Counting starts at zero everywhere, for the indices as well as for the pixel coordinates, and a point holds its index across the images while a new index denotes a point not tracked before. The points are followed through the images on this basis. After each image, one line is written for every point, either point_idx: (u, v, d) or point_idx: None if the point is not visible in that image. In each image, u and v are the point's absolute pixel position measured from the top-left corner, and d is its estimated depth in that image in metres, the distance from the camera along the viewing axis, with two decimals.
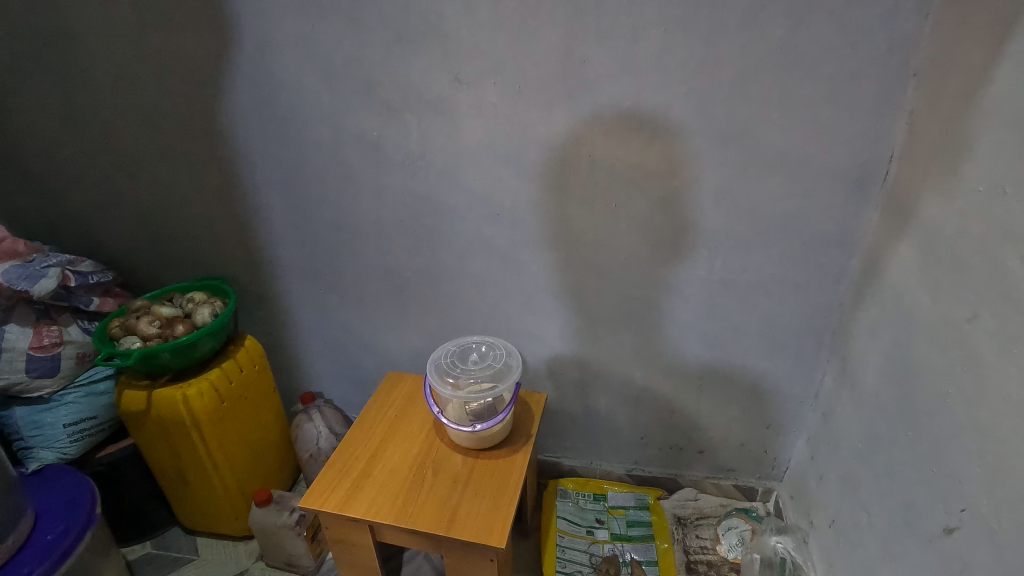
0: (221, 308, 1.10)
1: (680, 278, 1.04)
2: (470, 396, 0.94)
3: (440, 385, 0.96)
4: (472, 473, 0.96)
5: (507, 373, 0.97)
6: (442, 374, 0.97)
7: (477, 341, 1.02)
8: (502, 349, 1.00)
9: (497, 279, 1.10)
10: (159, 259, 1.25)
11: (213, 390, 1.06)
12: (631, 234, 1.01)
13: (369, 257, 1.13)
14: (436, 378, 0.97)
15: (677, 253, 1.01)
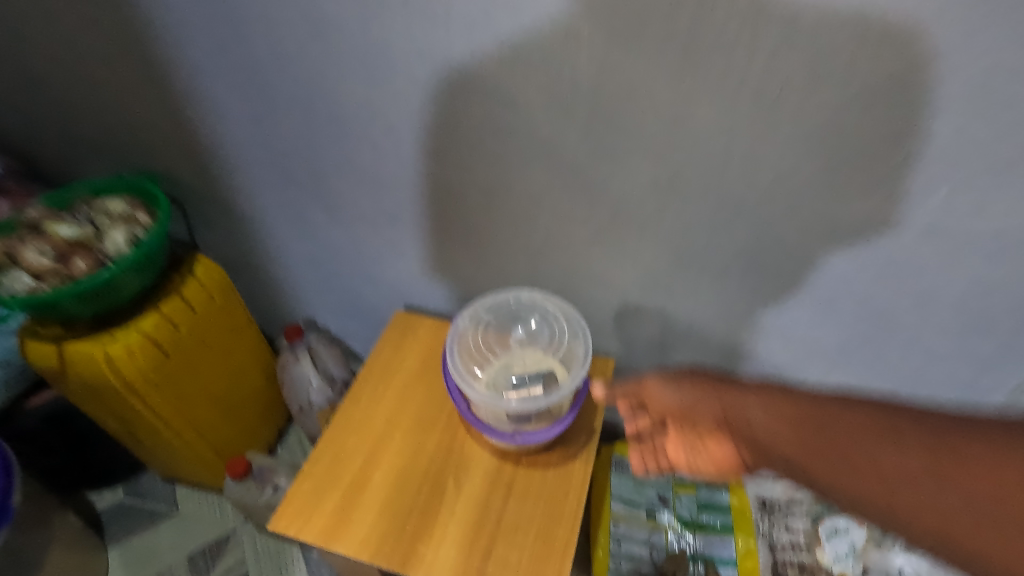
0: (147, 228, 0.75)
1: (856, 223, 0.61)
2: (517, 400, 0.61)
3: (468, 378, 0.63)
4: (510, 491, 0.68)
5: (572, 364, 0.64)
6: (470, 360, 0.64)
7: (521, 309, 0.69)
8: (562, 322, 0.67)
9: (554, 201, 0.72)
10: (72, 139, 0.88)
11: (149, 345, 0.75)
12: (794, 150, 0.58)
13: (360, 155, 0.75)
14: (461, 367, 0.64)
15: (864, 186, 0.58)
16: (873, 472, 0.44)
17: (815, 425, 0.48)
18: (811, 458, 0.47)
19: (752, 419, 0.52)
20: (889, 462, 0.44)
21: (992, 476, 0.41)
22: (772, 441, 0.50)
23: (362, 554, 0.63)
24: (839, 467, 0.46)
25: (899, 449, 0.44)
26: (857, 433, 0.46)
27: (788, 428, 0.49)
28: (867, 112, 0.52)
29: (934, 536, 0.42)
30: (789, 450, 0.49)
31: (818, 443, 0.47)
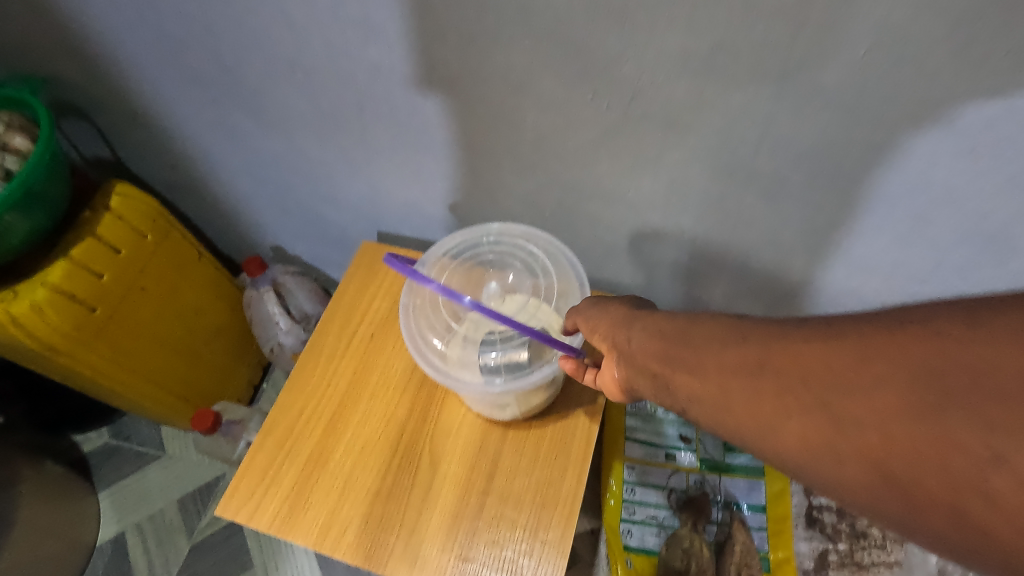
0: (25, 156, 0.59)
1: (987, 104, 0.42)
2: (498, 376, 0.48)
3: (430, 350, 0.50)
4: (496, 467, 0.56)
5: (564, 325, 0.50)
6: (433, 325, 0.51)
7: (499, 253, 0.54)
8: (549, 268, 0.53)
9: (542, 96, 0.52)
10: None
11: (63, 299, 0.63)
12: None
13: (278, 39, 0.55)
14: (422, 335, 0.51)
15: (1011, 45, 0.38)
16: (766, 388, 0.29)
17: (688, 339, 0.34)
18: (682, 381, 0.33)
19: (628, 334, 0.38)
20: (781, 373, 0.29)
21: (932, 370, 0.25)
22: (638, 356, 0.37)
23: (322, 547, 0.53)
24: (717, 390, 0.31)
25: (792, 354, 0.29)
26: (739, 342, 0.31)
27: (656, 341, 0.36)
28: None
29: (870, 472, 0.25)
30: (662, 372, 0.35)
31: (693, 363, 0.33)
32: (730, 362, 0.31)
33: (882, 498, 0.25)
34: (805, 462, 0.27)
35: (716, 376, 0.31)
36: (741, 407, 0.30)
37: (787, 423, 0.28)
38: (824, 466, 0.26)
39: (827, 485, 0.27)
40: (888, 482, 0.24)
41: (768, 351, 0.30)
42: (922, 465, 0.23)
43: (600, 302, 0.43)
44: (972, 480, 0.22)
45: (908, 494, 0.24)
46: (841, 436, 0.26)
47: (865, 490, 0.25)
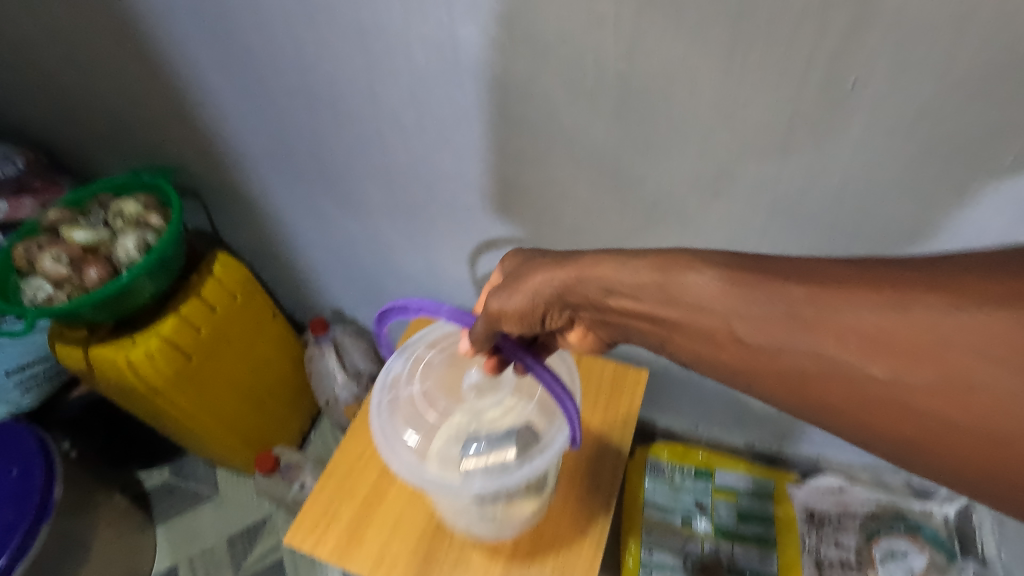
0: (160, 230, 0.73)
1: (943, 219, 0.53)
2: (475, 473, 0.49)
3: (401, 445, 0.51)
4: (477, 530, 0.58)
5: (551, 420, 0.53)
6: (406, 417, 0.54)
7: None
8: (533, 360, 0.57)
9: (580, 201, 0.64)
10: (88, 136, 0.86)
11: (171, 348, 0.75)
12: (870, 144, 0.49)
13: (370, 148, 0.69)
14: (398, 428, 0.53)
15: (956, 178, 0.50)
16: (737, 331, 0.31)
17: (668, 296, 0.33)
18: (670, 340, 0.34)
19: (583, 291, 0.38)
20: (748, 316, 0.30)
21: (908, 321, 0.26)
22: (616, 317, 0.37)
23: None
24: (694, 339, 0.33)
25: (755, 299, 0.30)
26: (704, 296, 0.32)
27: (634, 302, 0.35)
28: (979, 88, 0.43)
29: (848, 409, 0.28)
30: (657, 331, 0.35)
31: (676, 319, 0.33)
32: (713, 327, 0.32)
33: (860, 428, 0.28)
34: (776, 393, 0.31)
35: (696, 334, 0.32)
36: (715, 352, 0.32)
37: (757, 362, 0.30)
38: (792, 399, 0.30)
39: (796, 408, 0.30)
40: (875, 417, 0.27)
41: (735, 304, 0.31)
42: (875, 379, 0.27)
43: (531, 266, 0.41)
44: (919, 386, 0.26)
45: (862, 413, 0.28)
46: (801, 369, 0.29)
47: (828, 408, 0.29)
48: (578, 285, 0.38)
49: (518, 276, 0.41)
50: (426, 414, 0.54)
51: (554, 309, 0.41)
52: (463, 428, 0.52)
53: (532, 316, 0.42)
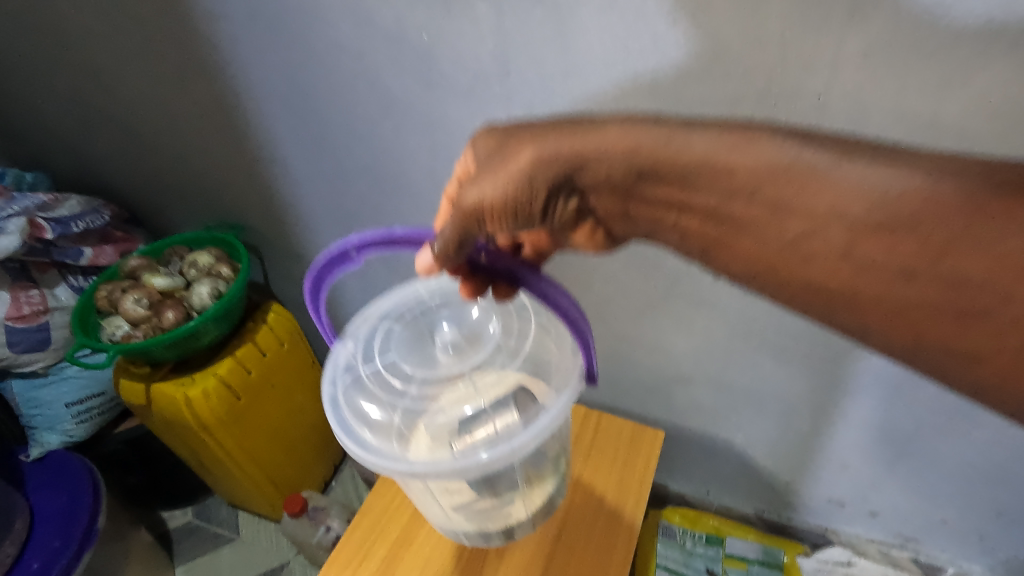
0: (229, 280, 0.82)
1: None
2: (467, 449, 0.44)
3: (369, 432, 0.46)
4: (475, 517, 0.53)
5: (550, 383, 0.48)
6: (371, 394, 0.48)
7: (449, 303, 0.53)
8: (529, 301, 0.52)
9: (607, 273, 0.71)
10: (164, 194, 0.97)
11: (225, 388, 0.82)
12: None
13: (421, 218, 0.78)
14: (363, 414, 0.47)
15: None
16: (795, 231, 0.30)
17: (723, 169, 0.30)
18: (692, 220, 0.33)
19: (596, 172, 0.33)
20: (829, 231, 0.29)
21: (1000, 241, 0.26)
22: (638, 199, 0.34)
23: None
24: (743, 235, 0.32)
25: (831, 220, 0.29)
26: (765, 179, 0.30)
27: (676, 189, 0.32)
28: None
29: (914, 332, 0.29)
30: (677, 198, 0.32)
31: (726, 202, 0.31)
32: (790, 229, 0.30)
33: (920, 354, 0.30)
34: (822, 305, 0.31)
35: (755, 235, 0.31)
36: (766, 248, 0.31)
37: (810, 268, 0.30)
38: (840, 309, 0.31)
39: (846, 325, 0.32)
40: (938, 340, 0.29)
41: (806, 200, 0.29)
42: (956, 302, 0.27)
43: (522, 144, 0.35)
44: (968, 348, 0.28)
45: (923, 340, 0.29)
46: (861, 287, 0.29)
47: (874, 316, 0.30)
48: (591, 167, 0.33)
49: (500, 161, 0.36)
50: (393, 390, 0.48)
51: (557, 196, 0.36)
52: (443, 396, 0.47)
53: (527, 208, 0.36)
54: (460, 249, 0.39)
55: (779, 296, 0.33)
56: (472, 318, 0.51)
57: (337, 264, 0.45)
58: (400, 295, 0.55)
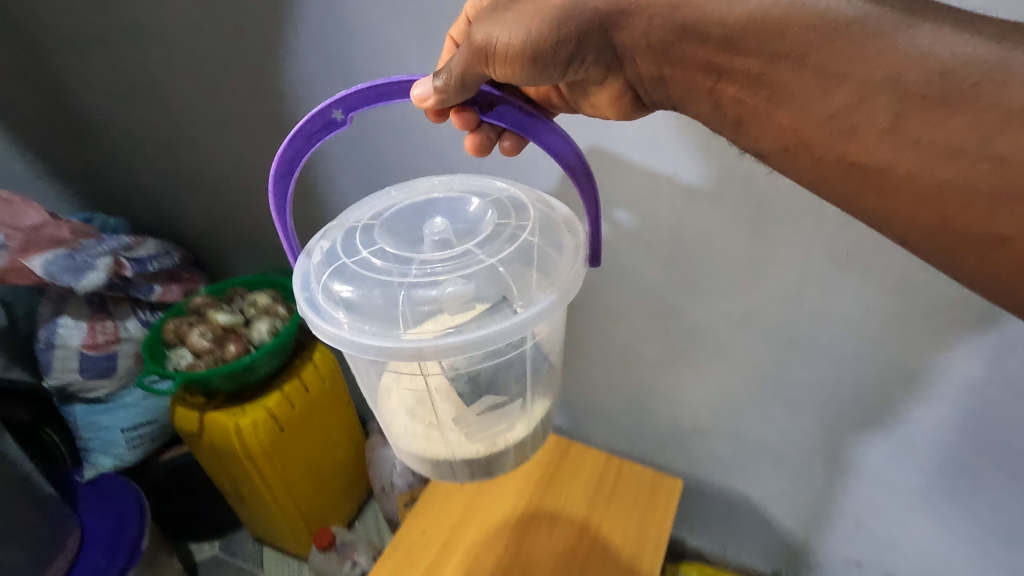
0: (285, 319, 0.90)
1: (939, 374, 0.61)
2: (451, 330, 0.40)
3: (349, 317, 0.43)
4: (453, 443, 0.46)
5: (551, 277, 0.44)
6: (350, 278, 0.44)
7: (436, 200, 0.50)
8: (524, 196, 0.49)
9: (632, 323, 0.78)
10: (229, 240, 1.07)
11: (271, 420, 0.88)
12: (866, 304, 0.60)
13: None
14: (341, 297, 0.44)
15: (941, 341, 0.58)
16: (840, 103, 0.33)
17: (777, 32, 0.33)
18: (728, 86, 0.37)
19: (635, 32, 0.38)
20: (880, 103, 0.32)
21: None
22: (673, 66, 0.39)
23: None
24: (783, 105, 0.35)
25: (884, 90, 0.31)
26: (820, 43, 0.32)
27: (719, 52, 0.36)
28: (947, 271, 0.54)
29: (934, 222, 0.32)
30: (719, 64, 0.36)
31: (774, 69, 0.34)
32: (837, 90, 0.33)
33: (941, 250, 0.33)
34: (850, 187, 0.34)
35: (810, 83, 0.33)
36: (806, 121, 0.34)
37: (848, 140, 0.33)
38: (865, 191, 0.34)
39: (866, 214, 0.35)
40: (944, 238, 0.32)
41: (859, 69, 0.32)
42: (994, 177, 0.29)
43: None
44: (993, 233, 0.30)
45: (950, 224, 0.32)
46: (893, 165, 0.32)
47: (900, 203, 0.33)
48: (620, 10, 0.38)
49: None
50: (373, 271, 0.44)
51: (592, 41, 0.40)
52: (423, 276, 0.43)
53: (545, 54, 0.40)
54: (469, 84, 0.43)
55: (809, 174, 0.36)
56: (463, 211, 0.48)
57: (325, 130, 0.45)
58: (378, 202, 0.51)
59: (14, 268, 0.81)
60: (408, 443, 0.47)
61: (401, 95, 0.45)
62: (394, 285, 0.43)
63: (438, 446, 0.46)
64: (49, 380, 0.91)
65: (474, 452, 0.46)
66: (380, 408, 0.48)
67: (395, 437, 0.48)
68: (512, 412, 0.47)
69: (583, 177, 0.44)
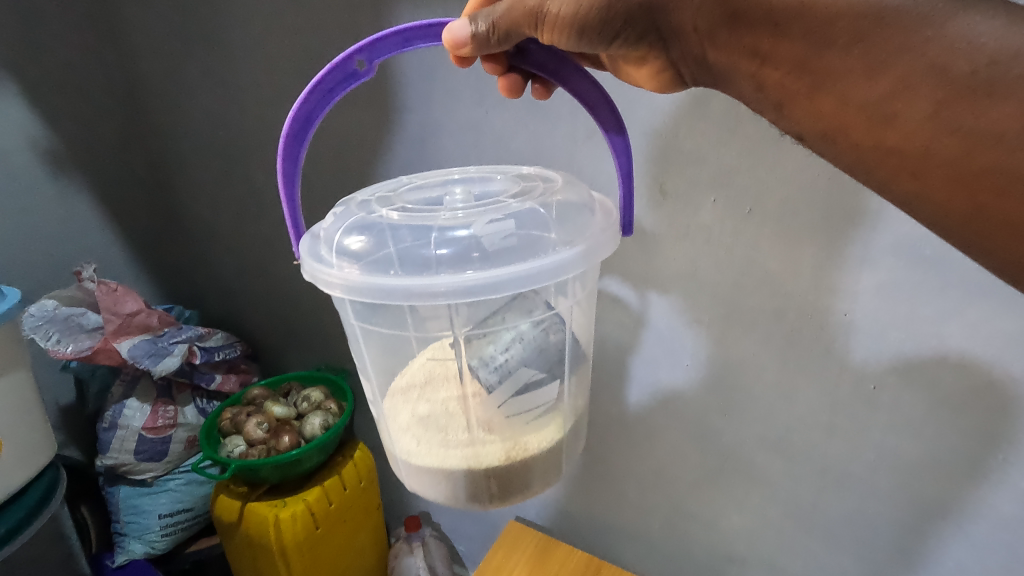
0: (336, 415, 0.95)
1: (972, 511, 0.63)
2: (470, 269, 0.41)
3: (364, 266, 0.43)
4: (481, 448, 0.47)
5: (574, 234, 0.45)
6: (362, 232, 0.46)
7: (459, 186, 0.52)
8: (558, 178, 0.52)
9: (668, 440, 0.82)
10: (287, 338, 1.15)
11: (308, 514, 0.89)
12: (893, 433, 0.64)
13: None
14: (358, 251, 0.44)
15: (968, 476, 0.61)
16: (883, 91, 0.35)
17: (824, 23, 0.35)
18: (771, 72, 0.39)
19: (681, 16, 0.41)
20: (922, 91, 0.34)
21: None
22: (713, 49, 0.41)
23: None
24: (825, 91, 0.37)
25: (927, 78, 0.33)
26: (870, 31, 0.34)
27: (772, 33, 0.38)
28: (962, 406, 0.59)
29: (968, 203, 0.34)
30: (762, 47, 0.39)
31: (822, 55, 0.36)
32: (878, 69, 0.35)
33: (976, 235, 0.35)
34: (888, 171, 0.37)
35: (857, 59, 0.35)
36: (847, 107, 0.36)
37: (889, 129, 0.35)
38: (901, 174, 0.36)
39: (905, 201, 0.37)
40: (980, 222, 0.34)
41: (904, 57, 0.34)
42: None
43: None
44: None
45: (987, 210, 0.33)
46: (931, 150, 0.34)
47: (936, 185, 0.35)
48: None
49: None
50: (391, 222, 0.45)
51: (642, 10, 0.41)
52: (442, 221, 0.44)
53: (593, 28, 0.42)
54: (506, 40, 0.44)
55: (847, 157, 0.38)
56: (484, 188, 0.52)
57: (348, 81, 0.46)
58: (391, 185, 0.55)
59: (104, 349, 0.91)
60: (429, 462, 0.47)
61: (428, 39, 0.45)
62: (408, 237, 0.44)
63: (466, 459, 0.47)
64: (104, 458, 0.96)
65: (501, 458, 0.47)
66: (401, 436, 0.49)
67: (414, 462, 0.48)
68: (540, 404, 0.48)
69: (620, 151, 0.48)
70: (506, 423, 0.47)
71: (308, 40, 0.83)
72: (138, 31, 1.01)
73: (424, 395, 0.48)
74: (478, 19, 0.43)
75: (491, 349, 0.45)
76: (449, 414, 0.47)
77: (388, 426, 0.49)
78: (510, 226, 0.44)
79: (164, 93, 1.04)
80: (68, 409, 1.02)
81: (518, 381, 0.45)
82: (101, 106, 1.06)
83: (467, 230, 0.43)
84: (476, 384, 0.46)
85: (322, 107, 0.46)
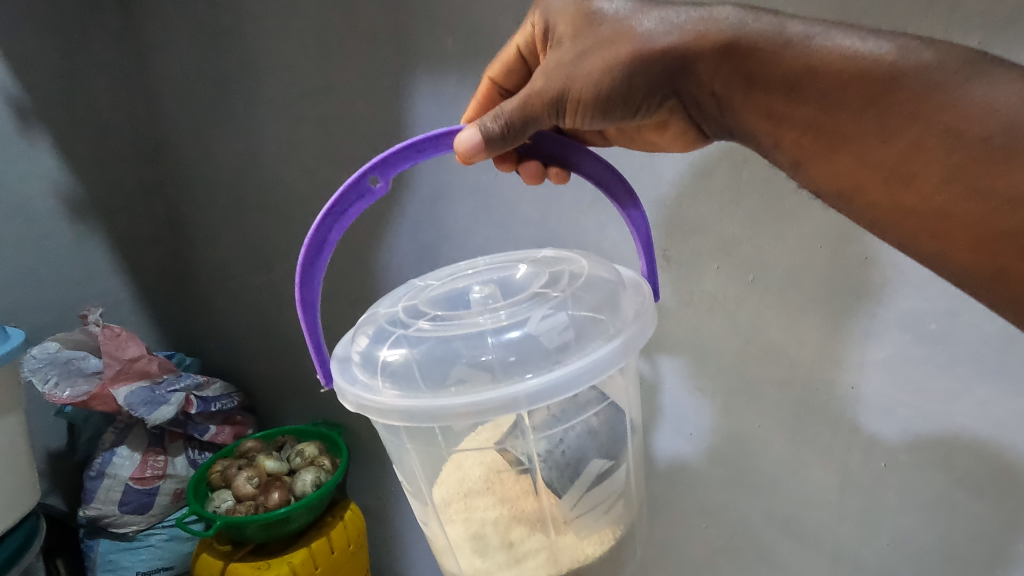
0: (329, 472, 0.92)
1: None
2: (530, 373, 0.40)
3: (417, 387, 0.42)
4: (559, 550, 0.46)
5: (598, 316, 0.44)
6: (398, 345, 0.45)
7: (479, 280, 0.52)
8: (583, 257, 0.52)
9: (671, 511, 0.79)
10: (285, 390, 1.14)
11: None
12: (901, 513, 0.61)
13: None
14: (403, 368, 0.43)
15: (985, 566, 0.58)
16: (898, 152, 0.35)
17: (838, 88, 0.36)
18: (787, 133, 0.39)
19: (696, 81, 0.41)
20: (938, 154, 0.34)
21: None
22: (730, 107, 0.41)
23: None
24: (842, 154, 0.37)
25: (945, 142, 0.34)
26: (883, 97, 0.35)
27: (783, 99, 0.38)
28: (974, 489, 0.56)
29: (992, 263, 0.34)
30: (778, 109, 0.39)
31: (835, 121, 0.37)
32: (893, 136, 0.35)
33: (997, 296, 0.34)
34: (906, 231, 0.37)
35: (873, 128, 0.35)
36: (864, 168, 0.37)
37: (908, 189, 0.35)
38: (921, 234, 0.36)
39: (923, 256, 0.37)
40: (1004, 284, 0.34)
41: (919, 123, 0.34)
42: None
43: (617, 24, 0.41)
44: None
45: (1008, 272, 0.33)
46: (951, 210, 0.34)
47: (956, 245, 0.35)
48: (682, 60, 0.40)
49: (595, 44, 0.42)
50: (433, 332, 0.44)
51: (658, 88, 0.42)
52: (491, 325, 0.43)
53: (614, 106, 0.43)
54: (521, 132, 0.45)
55: (863, 218, 0.38)
56: (514, 277, 0.52)
57: (363, 200, 0.46)
58: (405, 291, 0.55)
59: (100, 395, 0.90)
60: None
61: (442, 148, 0.46)
62: (454, 339, 0.43)
63: (544, 566, 0.45)
64: (88, 508, 0.93)
65: (577, 558, 0.46)
66: (459, 555, 0.46)
67: None
68: (608, 494, 0.46)
69: (629, 201, 0.48)
70: (580, 522, 0.46)
71: (328, 104, 0.87)
72: (169, 90, 1.06)
73: (475, 508, 0.45)
74: (487, 121, 0.44)
75: (547, 446, 0.43)
76: (509, 523, 0.45)
77: (448, 547, 0.47)
78: (564, 318, 0.43)
79: (187, 147, 1.09)
80: (57, 455, 1.00)
81: (585, 477, 0.44)
82: (125, 158, 1.10)
83: (519, 330, 0.42)
84: (543, 486, 0.44)
85: (337, 230, 0.46)
